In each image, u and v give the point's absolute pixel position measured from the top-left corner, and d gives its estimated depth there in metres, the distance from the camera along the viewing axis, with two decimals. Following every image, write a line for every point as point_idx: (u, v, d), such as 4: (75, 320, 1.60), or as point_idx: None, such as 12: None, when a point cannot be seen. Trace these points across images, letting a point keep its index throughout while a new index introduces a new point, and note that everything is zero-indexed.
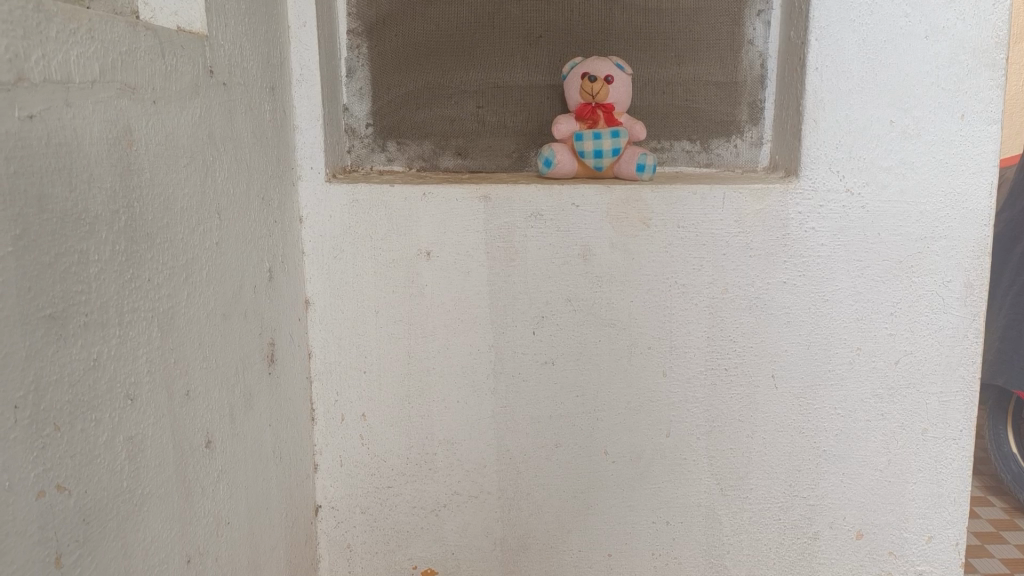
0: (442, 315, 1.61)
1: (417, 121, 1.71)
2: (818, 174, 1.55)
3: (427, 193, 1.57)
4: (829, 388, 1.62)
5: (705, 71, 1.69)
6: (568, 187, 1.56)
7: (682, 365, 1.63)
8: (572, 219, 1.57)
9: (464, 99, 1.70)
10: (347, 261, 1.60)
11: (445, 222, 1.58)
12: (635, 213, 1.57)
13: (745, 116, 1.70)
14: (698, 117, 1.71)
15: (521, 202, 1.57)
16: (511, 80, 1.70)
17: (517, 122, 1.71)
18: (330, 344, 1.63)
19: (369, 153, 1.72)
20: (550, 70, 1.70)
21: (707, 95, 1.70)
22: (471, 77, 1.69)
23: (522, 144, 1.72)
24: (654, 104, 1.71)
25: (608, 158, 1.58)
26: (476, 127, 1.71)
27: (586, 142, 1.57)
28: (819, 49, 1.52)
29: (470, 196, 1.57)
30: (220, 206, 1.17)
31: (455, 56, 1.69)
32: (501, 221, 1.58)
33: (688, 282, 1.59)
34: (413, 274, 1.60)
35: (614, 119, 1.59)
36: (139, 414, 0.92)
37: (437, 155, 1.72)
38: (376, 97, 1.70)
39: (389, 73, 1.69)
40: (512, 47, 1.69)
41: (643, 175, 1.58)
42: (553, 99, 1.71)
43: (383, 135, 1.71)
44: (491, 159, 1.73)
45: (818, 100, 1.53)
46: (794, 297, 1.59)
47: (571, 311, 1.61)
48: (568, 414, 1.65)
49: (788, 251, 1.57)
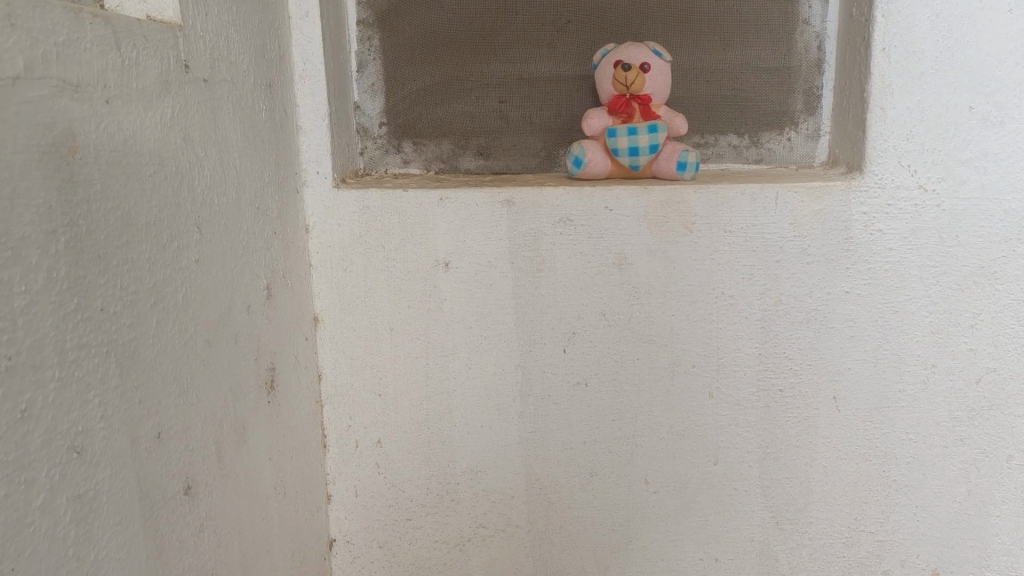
0: (463, 333, 1.47)
1: (435, 119, 1.56)
2: (885, 169, 1.37)
3: (444, 198, 1.42)
4: (899, 411, 1.44)
5: (754, 56, 1.51)
6: (600, 189, 1.41)
7: (731, 385, 1.45)
8: (606, 224, 1.41)
9: (486, 94, 1.55)
10: (358, 275, 1.45)
11: (464, 229, 1.43)
12: (676, 217, 1.40)
13: (800, 105, 1.52)
14: (747, 108, 1.53)
15: (549, 207, 1.41)
16: (537, 71, 1.54)
17: (544, 117, 1.56)
18: (342, 365, 1.48)
19: (384, 155, 1.57)
20: (581, 60, 1.54)
21: (757, 83, 1.52)
22: (493, 68, 1.54)
23: (551, 141, 1.56)
24: (698, 94, 1.53)
25: (645, 156, 1.41)
26: (500, 124, 1.56)
27: (620, 138, 1.40)
28: (885, 27, 1.34)
29: (492, 200, 1.42)
30: (201, 219, 1.03)
31: (476, 47, 1.53)
32: (527, 228, 1.42)
33: (737, 293, 1.42)
34: (431, 288, 1.45)
35: (652, 112, 1.42)
36: (89, 468, 0.78)
37: (457, 155, 1.57)
38: (390, 93, 1.55)
39: (404, 66, 1.54)
40: (538, 35, 1.53)
41: (685, 174, 1.42)
42: (584, 92, 1.54)
43: (398, 134, 1.56)
44: (516, 159, 1.57)
45: (885, 86, 1.35)
46: (858, 308, 1.41)
47: (606, 326, 1.45)
48: (604, 440, 1.49)
49: (851, 257, 1.40)
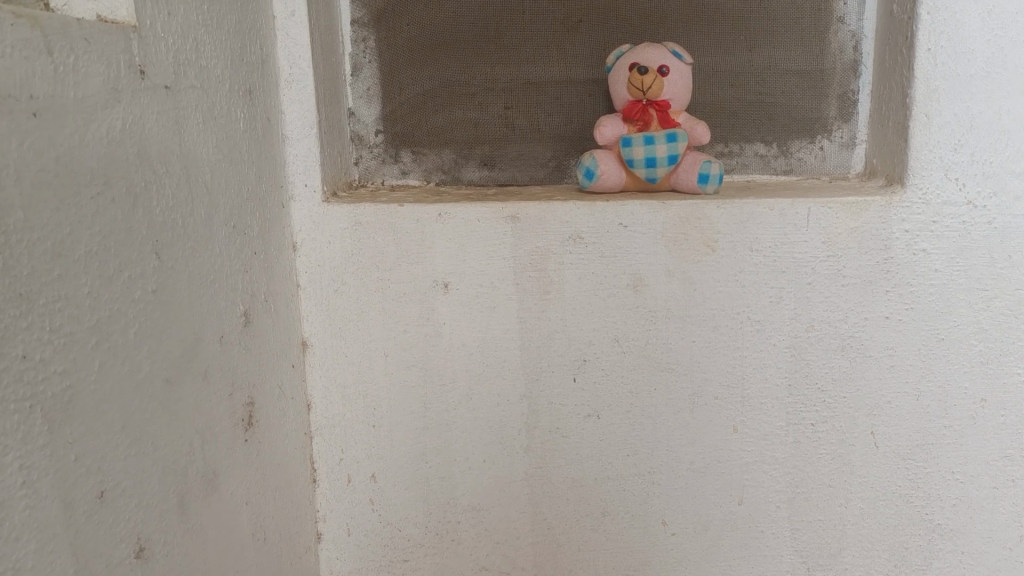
0: (464, 360, 1.35)
1: (436, 126, 1.44)
2: (930, 182, 1.24)
3: (443, 214, 1.31)
4: (944, 448, 1.30)
5: (784, 58, 1.38)
6: (614, 204, 1.28)
7: (757, 419, 1.33)
8: (620, 242, 1.29)
9: (490, 99, 1.43)
10: (350, 297, 1.34)
11: (465, 248, 1.31)
12: (696, 235, 1.28)
13: (834, 111, 1.39)
14: (775, 114, 1.40)
15: (557, 223, 1.29)
16: (545, 74, 1.42)
17: (553, 125, 1.43)
18: (333, 394, 1.37)
19: (380, 165, 1.46)
20: (593, 62, 1.41)
21: (786, 87, 1.39)
22: (498, 72, 1.42)
23: (561, 151, 1.44)
24: (721, 99, 1.40)
25: (663, 168, 1.28)
26: (505, 131, 1.44)
27: (635, 148, 1.27)
28: (931, 25, 1.20)
29: (495, 216, 1.30)
30: (161, 244, 0.91)
31: (479, 48, 1.42)
32: (533, 246, 1.30)
33: (764, 318, 1.29)
34: (429, 311, 1.33)
35: (671, 119, 1.29)
36: (6, 545, 0.66)
37: (459, 166, 1.45)
38: (388, 99, 1.44)
39: (402, 70, 1.43)
40: (546, 35, 1.41)
41: (707, 188, 1.29)
42: (597, 97, 1.42)
43: (396, 143, 1.45)
44: (523, 170, 1.45)
45: (931, 90, 1.22)
46: (899, 335, 1.28)
47: (620, 354, 1.32)
48: (617, 477, 1.36)
49: (891, 280, 1.26)
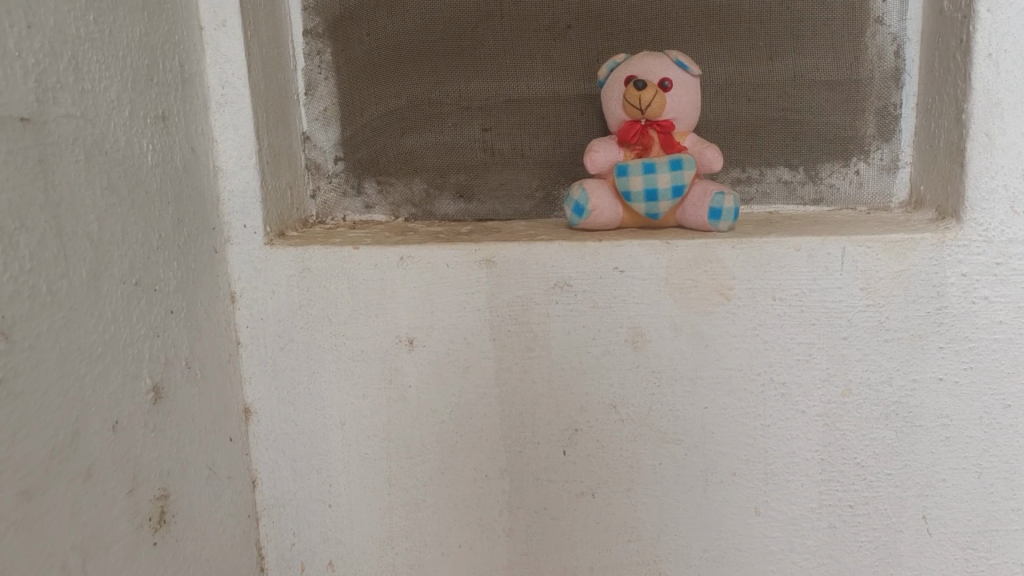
0: (434, 429, 1.14)
1: (404, 152, 1.24)
2: (992, 215, 1.02)
3: (406, 257, 1.10)
4: (1012, 536, 1.08)
5: (812, 66, 1.16)
6: (607, 244, 1.07)
7: (783, 501, 1.11)
8: (616, 290, 1.08)
9: (465, 120, 1.22)
10: (300, 356, 1.14)
11: (432, 298, 1.11)
12: (707, 282, 1.07)
13: (872, 128, 1.17)
14: (802, 133, 1.18)
15: (541, 268, 1.08)
16: (530, 90, 1.21)
17: (540, 149, 1.22)
18: (282, 469, 1.17)
19: (341, 198, 1.26)
20: (585, 75, 1.20)
21: (816, 101, 1.17)
22: (474, 88, 1.22)
23: (549, 179, 1.23)
24: (738, 116, 1.18)
25: (667, 201, 1.07)
26: (484, 157, 1.23)
27: (633, 178, 1.06)
28: (993, 25, 0.98)
29: (467, 260, 1.10)
30: (12, 321, 0.72)
31: (452, 61, 1.21)
32: (512, 295, 1.10)
33: (790, 381, 1.08)
34: (392, 372, 1.13)
35: (675, 143, 1.08)
36: None
37: (431, 197, 1.25)
38: (348, 121, 1.24)
39: (363, 88, 1.23)
40: (530, 44, 1.20)
41: (719, 225, 1.07)
42: (590, 116, 1.21)
43: (359, 171, 1.25)
44: (505, 201, 1.24)
45: (992, 105, 1.00)
46: (955, 401, 1.06)
47: (617, 423, 1.11)
48: (616, 566, 1.15)
49: (944, 334, 1.04)
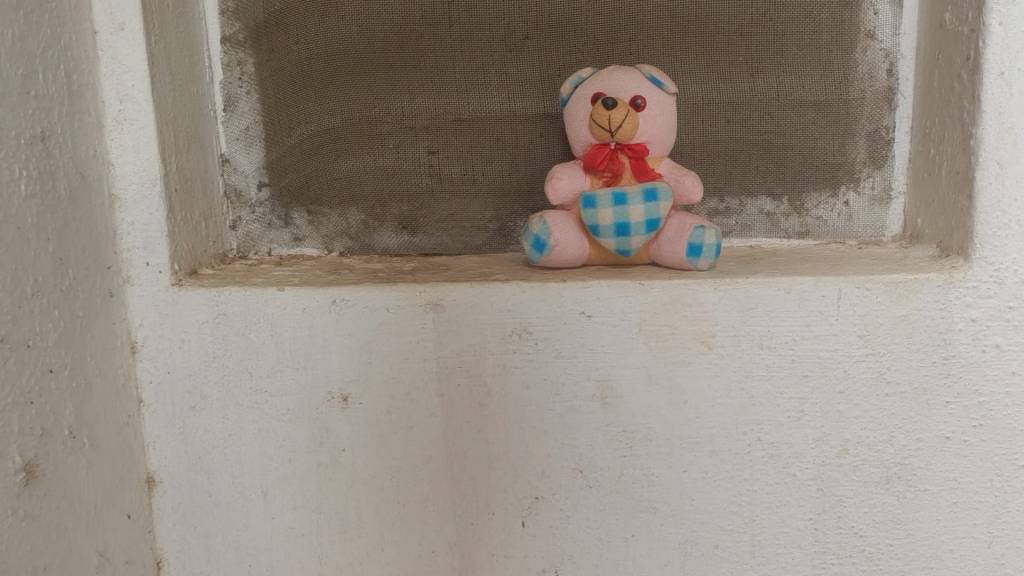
0: (372, 499, 0.99)
1: (338, 178, 1.09)
2: (1004, 253, 0.90)
3: (339, 300, 0.95)
4: None
5: (797, 84, 1.04)
6: (572, 286, 0.93)
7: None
8: (583, 338, 0.94)
9: (408, 141, 1.08)
10: (214, 415, 0.98)
11: (369, 347, 0.96)
12: (686, 328, 0.93)
13: (862, 154, 1.05)
14: (785, 159, 1.06)
15: (495, 312, 0.94)
16: (482, 108, 1.07)
17: (494, 175, 1.08)
18: (193, 546, 1.01)
19: (266, 229, 1.10)
20: (544, 92, 1.06)
21: (801, 124, 1.05)
22: (419, 105, 1.07)
23: (504, 208, 1.09)
24: (715, 140, 1.05)
25: (640, 237, 0.94)
26: (430, 184, 1.08)
27: (601, 210, 0.93)
28: (1006, 39, 0.87)
29: (410, 304, 0.95)
30: None
31: (393, 74, 1.07)
32: (462, 344, 0.95)
33: (779, 441, 0.95)
34: (323, 433, 0.98)
35: (649, 171, 0.95)
36: None
37: (370, 228, 1.10)
38: (274, 141, 1.09)
39: (291, 104, 1.08)
40: (481, 56, 1.06)
41: (699, 263, 0.94)
42: (550, 138, 1.07)
43: (287, 200, 1.10)
44: (455, 234, 1.09)
45: (1005, 130, 0.88)
46: (964, 461, 0.94)
47: (583, 489, 0.97)
48: None
49: (952, 387, 0.92)
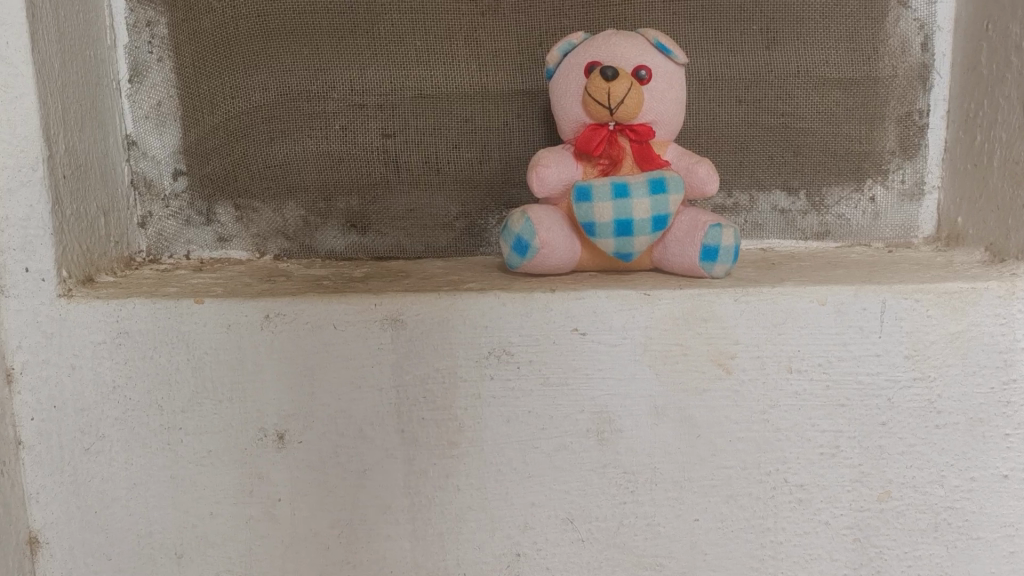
0: (316, 560, 0.80)
1: (272, 165, 0.90)
2: None
3: (273, 316, 0.77)
4: None
5: (820, 59, 0.88)
6: (563, 297, 0.77)
7: None
8: (576, 360, 0.77)
9: (358, 122, 0.89)
10: (114, 460, 0.78)
11: (312, 373, 0.77)
12: (701, 348, 0.77)
13: (892, 142, 0.90)
14: (805, 148, 0.90)
15: (469, 330, 0.77)
16: (447, 82, 0.89)
17: (461, 163, 0.90)
18: None
19: (182, 228, 0.91)
20: (522, 64, 0.89)
21: (825, 105, 0.89)
22: (371, 77, 0.89)
23: (474, 203, 0.91)
24: (724, 123, 0.89)
25: (645, 237, 0.77)
26: (384, 174, 0.90)
27: (598, 205, 0.76)
28: None
29: (363, 319, 0.77)
30: None
31: (340, 39, 0.88)
32: (428, 369, 0.77)
33: (809, 483, 0.79)
34: (253, 480, 0.79)
35: (654, 157, 0.78)
36: None
37: (310, 227, 0.91)
38: (193, 120, 0.89)
39: (214, 75, 0.88)
40: (447, 21, 0.89)
41: (715, 268, 0.78)
42: (529, 119, 0.90)
43: (208, 192, 0.90)
44: (414, 234, 0.91)
45: None
46: None
47: (575, 544, 0.80)
48: None
49: (1011, 417, 0.78)
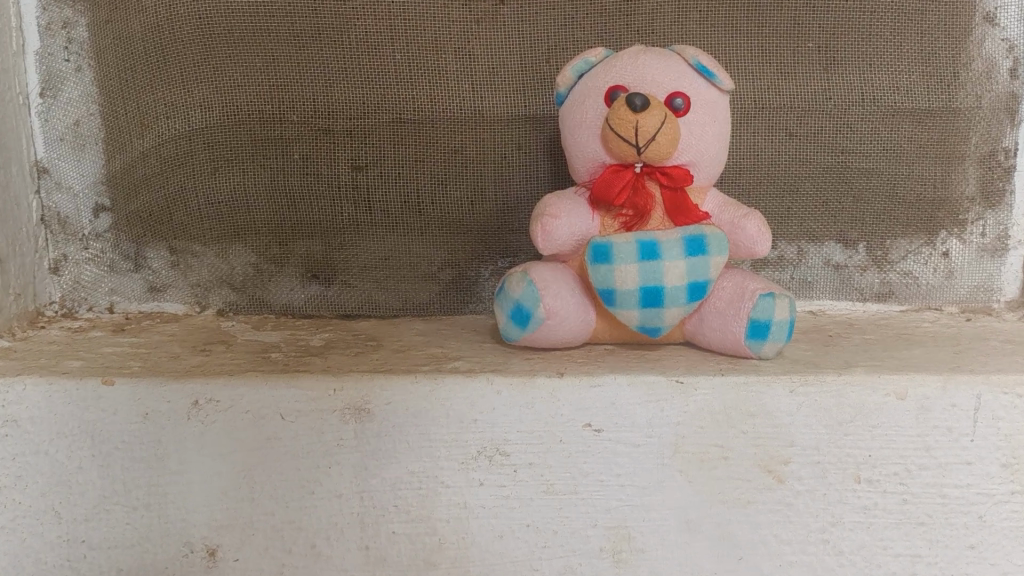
0: None
1: (216, 201, 0.73)
2: None
3: (203, 402, 0.60)
4: None
5: (887, 86, 0.73)
6: (573, 384, 0.60)
7: None
8: (587, 463, 0.61)
9: (322, 150, 0.73)
10: None
11: (252, 475, 0.60)
12: (747, 452, 0.61)
13: (971, 187, 0.75)
14: (867, 191, 0.74)
15: (454, 424, 0.60)
16: (432, 103, 0.73)
17: (447, 203, 0.74)
18: None
19: (104, 275, 0.75)
20: (525, 84, 0.73)
21: (892, 141, 0.74)
22: (338, 97, 0.72)
23: (463, 251, 0.75)
24: (770, 161, 0.74)
25: (678, 308, 0.61)
26: (353, 214, 0.74)
27: (621, 269, 0.59)
28: None
29: (318, 407, 0.60)
30: None
31: (300, 49, 0.72)
32: (400, 472, 0.61)
33: None
34: None
35: (692, 208, 0.62)
36: None
37: (262, 277, 0.75)
38: (118, 145, 0.73)
39: (146, 90, 0.72)
40: (434, 29, 0.73)
41: (765, 348, 0.62)
42: (532, 151, 0.73)
43: (137, 232, 0.74)
44: (388, 287, 0.75)
45: None
46: None
47: None
48: None
49: None
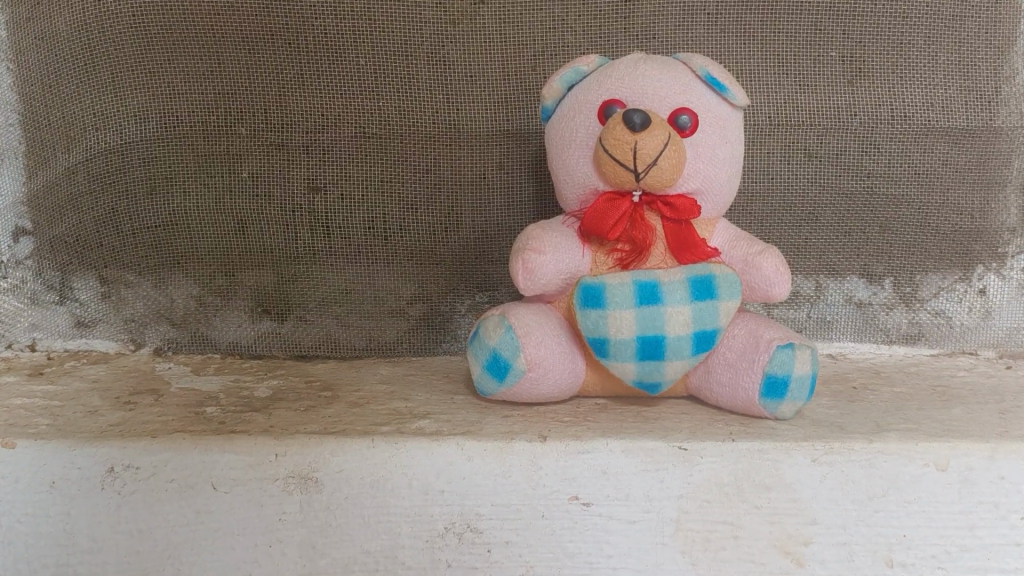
0: None
1: (153, 224, 0.65)
2: None
3: (117, 470, 0.51)
4: None
5: (919, 102, 0.65)
6: (557, 449, 0.51)
7: None
8: (572, 542, 0.51)
9: (273, 169, 0.65)
10: None
11: (172, 556, 0.51)
12: (761, 529, 0.51)
13: (1011, 217, 0.66)
14: (894, 220, 0.66)
15: (416, 496, 0.51)
16: (400, 117, 0.64)
17: (417, 229, 0.65)
18: None
19: (24, 308, 0.66)
20: (510, 96, 0.65)
21: (923, 164, 0.65)
22: (292, 108, 0.64)
23: (436, 284, 0.66)
24: (786, 185, 0.66)
25: (682, 362, 0.52)
26: (308, 240, 0.65)
27: (616, 315, 0.50)
28: None
29: (257, 476, 0.51)
30: None
31: (251, 53, 0.64)
32: (350, 552, 0.51)
33: None
34: None
35: (699, 243, 0.53)
36: None
37: (205, 310, 0.66)
38: (43, 158, 0.65)
39: (74, 97, 0.64)
40: (404, 32, 0.64)
41: (784, 407, 0.53)
42: (516, 172, 0.65)
43: (62, 259, 0.65)
44: (349, 324, 0.66)
45: None
46: None
47: None
48: None
49: None
